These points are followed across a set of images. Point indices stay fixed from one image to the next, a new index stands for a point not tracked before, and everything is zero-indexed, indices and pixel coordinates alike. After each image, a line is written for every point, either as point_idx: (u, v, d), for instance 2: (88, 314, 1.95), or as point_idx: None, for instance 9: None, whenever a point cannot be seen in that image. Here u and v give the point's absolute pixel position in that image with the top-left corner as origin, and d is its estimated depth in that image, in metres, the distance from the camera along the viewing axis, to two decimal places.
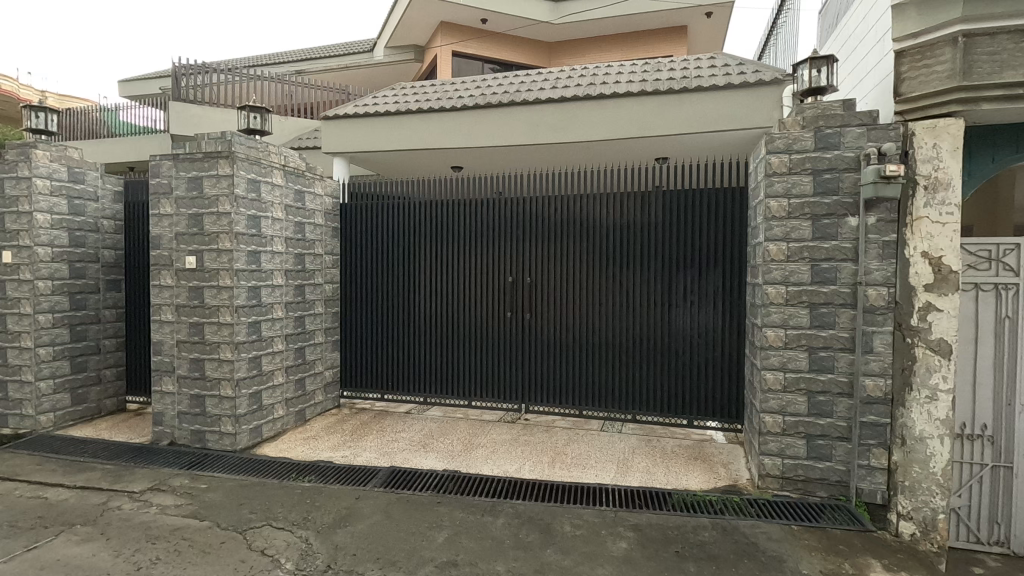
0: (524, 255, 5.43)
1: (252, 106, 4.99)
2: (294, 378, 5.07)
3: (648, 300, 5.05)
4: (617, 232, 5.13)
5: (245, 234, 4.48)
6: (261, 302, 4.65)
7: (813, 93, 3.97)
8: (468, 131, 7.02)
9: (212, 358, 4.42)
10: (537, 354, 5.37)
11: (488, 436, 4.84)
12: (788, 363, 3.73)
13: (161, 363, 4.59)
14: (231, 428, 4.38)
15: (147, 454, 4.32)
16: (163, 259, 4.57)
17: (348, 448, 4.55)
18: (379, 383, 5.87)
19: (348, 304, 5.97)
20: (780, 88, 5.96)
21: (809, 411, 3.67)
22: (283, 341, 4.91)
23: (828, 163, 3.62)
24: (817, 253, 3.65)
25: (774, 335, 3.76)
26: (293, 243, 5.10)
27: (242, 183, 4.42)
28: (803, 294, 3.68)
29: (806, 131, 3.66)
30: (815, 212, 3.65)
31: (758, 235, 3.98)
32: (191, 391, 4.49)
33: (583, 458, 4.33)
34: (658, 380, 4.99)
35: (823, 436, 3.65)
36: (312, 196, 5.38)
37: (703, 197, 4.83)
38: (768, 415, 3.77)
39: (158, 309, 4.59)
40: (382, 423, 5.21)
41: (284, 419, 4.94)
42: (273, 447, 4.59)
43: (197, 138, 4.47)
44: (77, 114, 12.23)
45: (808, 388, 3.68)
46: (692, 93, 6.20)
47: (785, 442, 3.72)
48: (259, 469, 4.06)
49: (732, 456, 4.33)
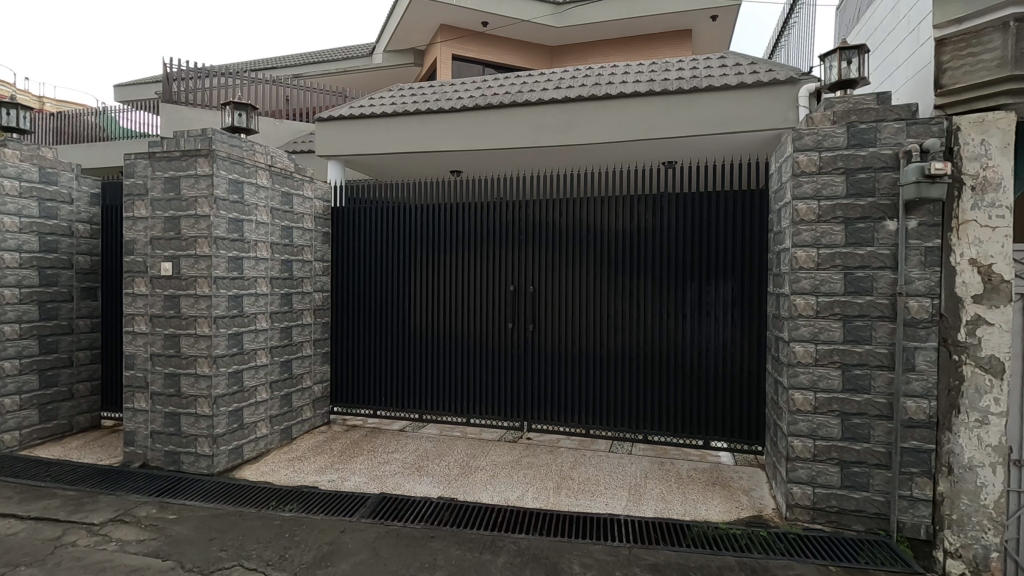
0: (526, 262, 5.09)
1: (237, 102, 4.66)
2: (279, 394, 4.73)
3: (659, 311, 4.70)
4: (626, 237, 4.80)
5: (226, 239, 4.15)
6: (243, 312, 4.31)
7: (843, 87, 3.65)
8: (468, 132, 6.72)
9: (188, 373, 4.07)
10: (541, 368, 5.02)
11: (488, 458, 4.47)
12: (819, 382, 3.37)
13: (133, 379, 4.23)
14: (208, 450, 4.03)
15: (115, 478, 3.96)
16: (137, 266, 4.23)
17: (336, 471, 4.19)
18: (372, 399, 5.51)
19: (339, 314, 5.61)
20: (795, 87, 5.66)
21: (843, 435, 3.30)
22: (267, 354, 4.57)
23: (862, 162, 3.27)
24: (850, 260, 3.30)
25: (803, 351, 3.41)
26: (280, 249, 4.77)
27: (222, 184, 4.09)
28: (835, 305, 3.33)
29: (837, 127, 3.33)
30: (849, 216, 3.30)
31: (782, 241, 3.64)
32: (165, 409, 4.14)
33: (592, 484, 3.96)
34: (669, 396, 4.64)
35: (858, 464, 3.28)
36: (300, 199, 5.06)
37: (720, 201, 4.51)
38: (796, 438, 3.41)
39: (131, 320, 4.24)
40: (374, 443, 4.84)
41: (268, 437, 4.59)
42: (255, 469, 4.23)
43: (176, 135, 4.15)
44: (69, 118, 11.93)
45: (842, 409, 3.31)
46: (704, 92, 5.90)
47: (815, 469, 3.36)
48: (236, 496, 3.70)
49: (754, 482, 3.96)
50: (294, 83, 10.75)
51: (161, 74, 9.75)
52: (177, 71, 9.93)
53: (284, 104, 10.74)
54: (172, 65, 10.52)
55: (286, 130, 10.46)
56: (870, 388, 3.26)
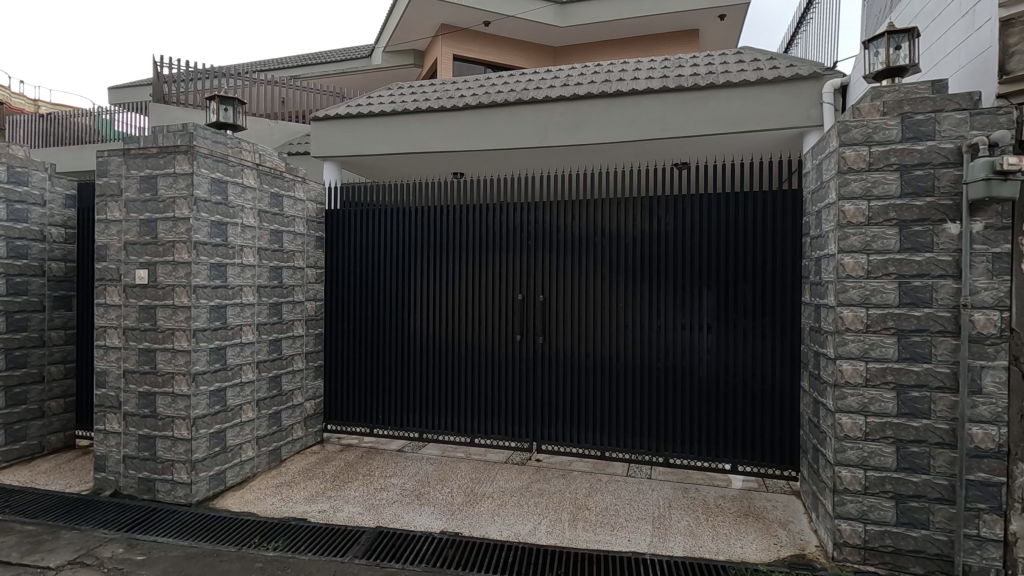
0: (535, 269, 4.71)
1: (222, 96, 4.30)
2: (268, 413, 4.35)
3: (680, 323, 4.32)
4: (644, 241, 4.42)
5: (208, 244, 3.78)
6: (226, 324, 3.94)
7: (890, 75, 3.28)
8: (471, 132, 6.37)
9: (165, 393, 3.69)
10: (552, 383, 4.64)
11: (494, 483, 4.08)
12: (869, 405, 2.98)
13: (105, 399, 3.84)
14: (186, 477, 3.65)
15: (82, 509, 3.56)
16: (109, 273, 3.84)
17: (328, 499, 3.80)
18: (369, 417, 5.11)
19: (332, 325, 5.23)
20: (819, 83, 5.33)
21: (899, 466, 2.92)
22: (253, 370, 4.19)
23: (919, 158, 2.91)
24: (906, 267, 2.92)
25: (852, 370, 3.02)
26: (268, 255, 4.40)
27: (203, 183, 3.72)
28: (888, 318, 2.95)
29: (889, 118, 2.97)
30: (903, 217, 2.93)
31: (824, 246, 3.27)
32: (139, 431, 3.76)
33: (611, 514, 3.57)
34: (691, 415, 4.26)
35: (916, 498, 2.90)
36: (291, 201, 4.68)
37: (748, 204, 4.15)
38: (844, 468, 3.03)
39: (103, 333, 3.85)
40: (369, 465, 4.44)
41: (254, 461, 4.20)
42: (239, 497, 3.84)
43: (153, 129, 3.78)
44: (60, 121, 11.62)
45: (897, 436, 2.93)
46: (722, 89, 5.56)
47: (867, 503, 2.98)
48: (213, 532, 3.31)
49: (791, 513, 3.56)
50: (293, 84, 10.41)
51: (154, 76, 9.74)
52: (173, 73, 9.87)
53: (279, 107, 10.41)
54: (163, 62, 10.35)
55: (283, 132, 10.09)
56: (930, 413, 2.87)
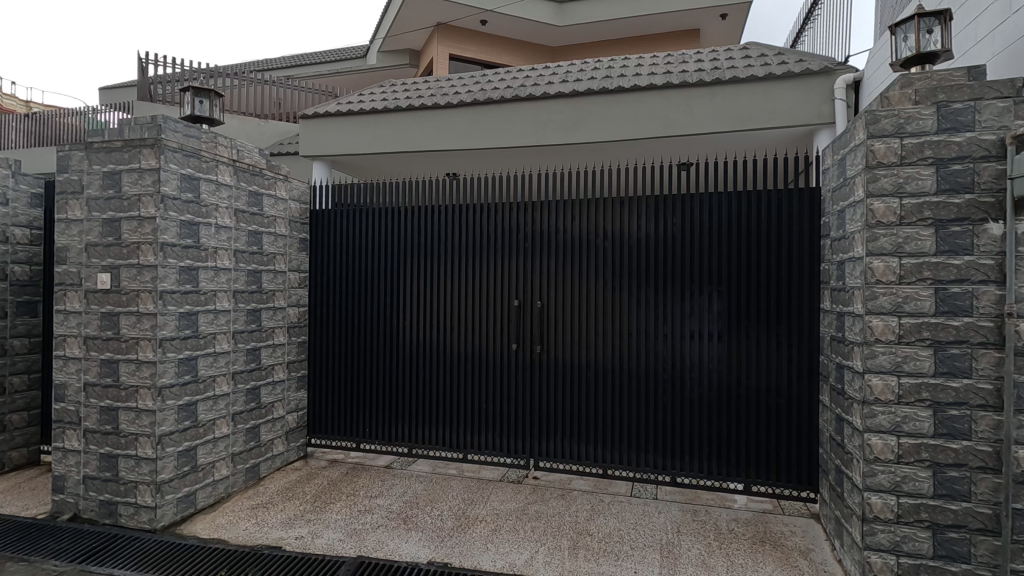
0: (532, 273, 4.42)
1: (196, 88, 4.00)
2: (244, 428, 4.04)
3: (688, 331, 4.02)
4: (649, 243, 4.14)
5: (177, 246, 3.48)
6: (198, 332, 3.64)
7: (919, 62, 3.00)
8: (466, 130, 6.08)
9: (129, 408, 3.38)
10: (550, 395, 4.34)
11: (488, 505, 3.77)
12: (903, 424, 2.69)
13: (64, 414, 3.53)
14: (150, 501, 3.33)
15: (35, 535, 3.25)
16: (70, 277, 3.53)
17: (306, 523, 3.49)
18: (355, 431, 4.80)
19: (318, 332, 4.93)
20: (830, 78, 5.08)
21: (936, 492, 2.63)
22: (228, 382, 3.89)
23: (956, 151, 2.62)
24: (943, 272, 2.64)
25: (883, 386, 2.73)
26: (246, 258, 4.10)
27: (171, 180, 3.43)
28: (923, 328, 2.67)
29: (923, 108, 2.69)
30: (939, 217, 2.65)
31: (849, 249, 2.98)
32: (101, 450, 3.45)
33: (614, 541, 3.27)
34: (700, 430, 3.96)
35: (955, 528, 2.60)
36: (271, 200, 4.38)
37: (761, 205, 3.88)
38: (874, 495, 2.73)
39: (62, 342, 3.54)
40: (354, 484, 4.13)
41: (229, 480, 3.89)
42: (210, 520, 3.53)
43: (118, 122, 3.48)
44: (47, 122, 11.34)
45: (934, 459, 2.64)
46: (730, 84, 5.28)
47: (900, 533, 2.68)
48: (176, 563, 3.00)
49: (811, 539, 3.27)
50: (285, 82, 10.10)
51: (140, 78, 9.45)
52: (162, 74, 9.61)
53: (274, 108, 10.14)
54: (150, 60, 10.06)
55: (275, 132, 9.81)
56: (971, 434, 2.58)
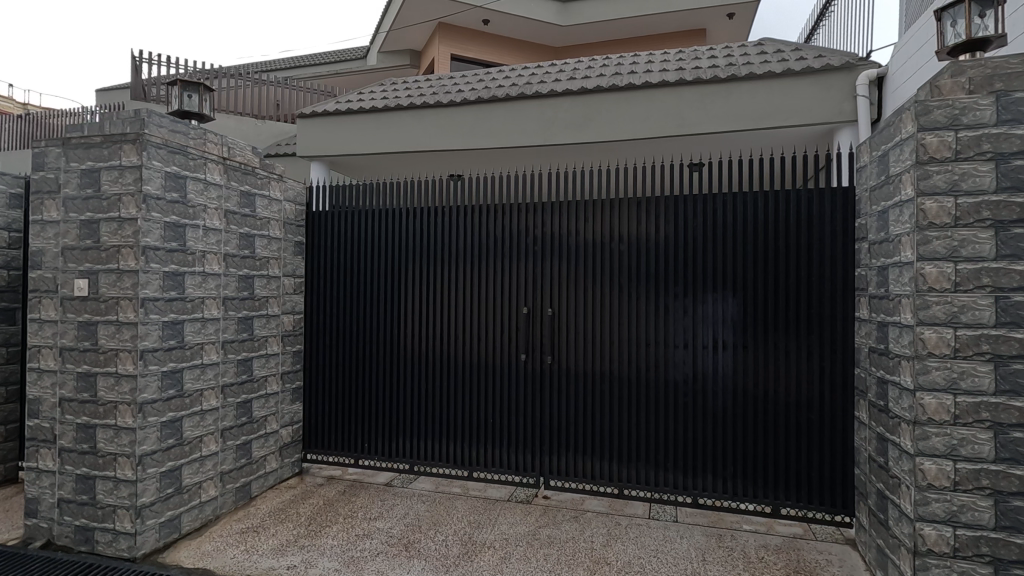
0: (542, 278, 4.16)
1: (184, 81, 3.76)
2: (235, 444, 3.78)
3: (710, 340, 3.76)
4: (668, 247, 3.87)
5: (161, 249, 3.22)
6: (184, 342, 3.38)
7: (967, 50, 2.73)
8: (470, 129, 5.83)
9: (106, 425, 3.12)
10: (560, 410, 4.08)
11: (496, 529, 3.49)
12: (959, 448, 2.42)
13: (38, 431, 3.26)
14: (130, 527, 3.06)
15: (4, 564, 2.98)
16: (45, 284, 3.27)
17: (300, 549, 3.23)
18: (353, 446, 4.53)
19: (314, 341, 4.67)
20: (853, 74, 4.83)
21: (997, 524, 2.37)
22: (217, 396, 3.63)
23: (1019, 145, 2.37)
24: (1005, 280, 2.38)
25: (937, 405, 2.46)
26: (237, 262, 3.84)
27: (155, 177, 3.17)
28: (982, 341, 2.40)
29: (981, 98, 2.43)
30: (1000, 218, 2.39)
31: (893, 253, 2.73)
32: (77, 471, 3.18)
33: (634, 571, 3.00)
34: (723, 446, 3.70)
35: (1020, 564, 2.34)
36: (265, 201, 4.13)
37: (790, 205, 3.61)
38: (928, 525, 2.46)
39: (37, 353, 3.28)
40: (352, 504, 3.86)
41: (218, 501, 3.62)
42: (196, 546, 3.26)
43: (99, 116, 3.23)
44: (38, 121, 11.07)
45: (995, 486, 2.37)
46: (749, 81, 5.02)
47: (958, 569, 2.41)
48: None
49: (850, 570, 3.00)
50: (284, 82, 9.87)
51: (135, 78, 9.22)
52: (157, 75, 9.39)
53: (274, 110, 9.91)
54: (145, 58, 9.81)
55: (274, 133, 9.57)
56: None
